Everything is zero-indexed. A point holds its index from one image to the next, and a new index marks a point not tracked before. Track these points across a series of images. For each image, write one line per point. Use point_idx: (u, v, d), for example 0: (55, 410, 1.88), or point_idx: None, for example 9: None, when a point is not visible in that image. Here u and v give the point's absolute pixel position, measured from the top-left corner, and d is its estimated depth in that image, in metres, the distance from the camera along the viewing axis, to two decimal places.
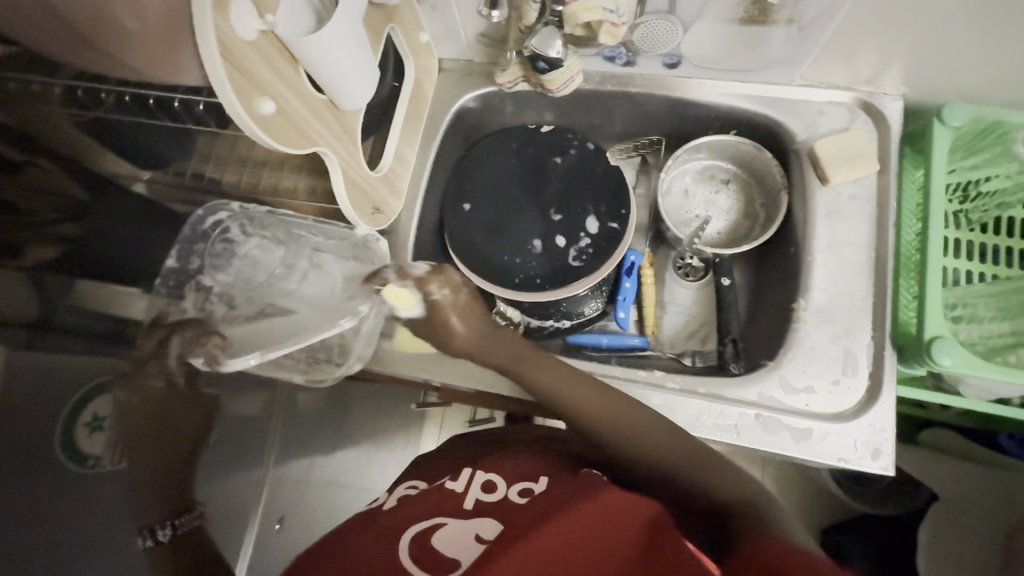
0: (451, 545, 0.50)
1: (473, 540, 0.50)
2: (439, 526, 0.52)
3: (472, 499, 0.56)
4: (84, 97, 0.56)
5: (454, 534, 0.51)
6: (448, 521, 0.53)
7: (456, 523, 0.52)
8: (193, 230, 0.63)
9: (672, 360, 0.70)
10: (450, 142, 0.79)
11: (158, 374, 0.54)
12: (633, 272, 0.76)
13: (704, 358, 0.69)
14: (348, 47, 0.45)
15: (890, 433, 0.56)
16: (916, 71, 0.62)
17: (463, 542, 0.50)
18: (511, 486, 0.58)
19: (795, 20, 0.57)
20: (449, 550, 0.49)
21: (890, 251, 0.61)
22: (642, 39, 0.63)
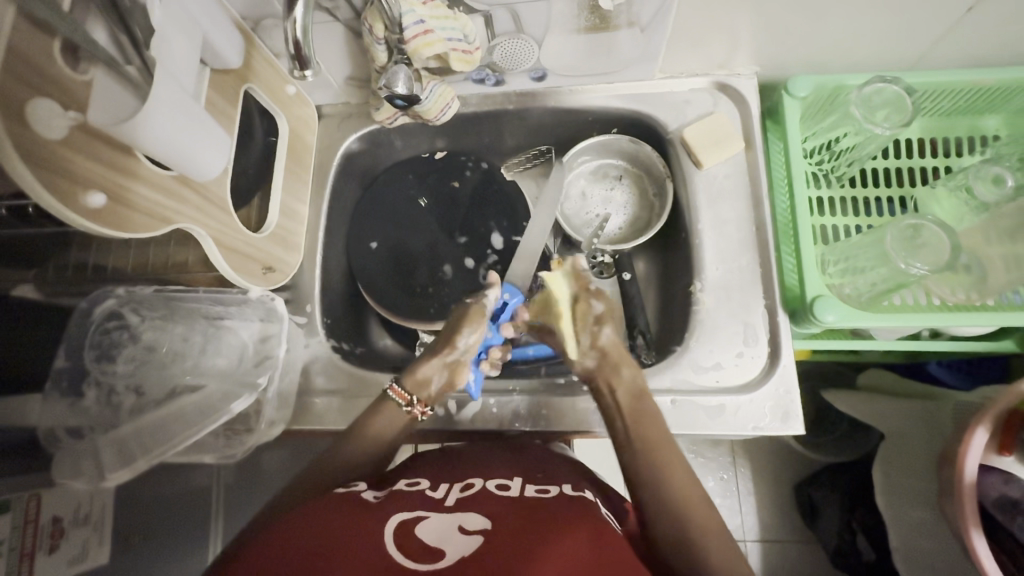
0: (433, 536, 0.42)
1: (454, 532, 0.43)
2: (420, 518, 0.44)
3: (451, 498, 0.48)
4: None
5: (437, 526, 0.44)
6: (430, 514, 0.45)
7: (440, 516, 0.45)
8: (80, 323, 0.60)
9: None
10: (346, 185, 0.79)
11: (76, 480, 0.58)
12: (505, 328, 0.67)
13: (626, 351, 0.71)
14: (180, 125, 0.44)
15: (795, 393, 0.59)
16: (759, 51, 0.66)
17: (445, 533, 0.43)
18: (488, 481, 0.51)
19: (634, 22, 0.60)
20: (435, 540, 0.42)
21: (767, 222, 0.64)
22: (503, 59, 0.65)
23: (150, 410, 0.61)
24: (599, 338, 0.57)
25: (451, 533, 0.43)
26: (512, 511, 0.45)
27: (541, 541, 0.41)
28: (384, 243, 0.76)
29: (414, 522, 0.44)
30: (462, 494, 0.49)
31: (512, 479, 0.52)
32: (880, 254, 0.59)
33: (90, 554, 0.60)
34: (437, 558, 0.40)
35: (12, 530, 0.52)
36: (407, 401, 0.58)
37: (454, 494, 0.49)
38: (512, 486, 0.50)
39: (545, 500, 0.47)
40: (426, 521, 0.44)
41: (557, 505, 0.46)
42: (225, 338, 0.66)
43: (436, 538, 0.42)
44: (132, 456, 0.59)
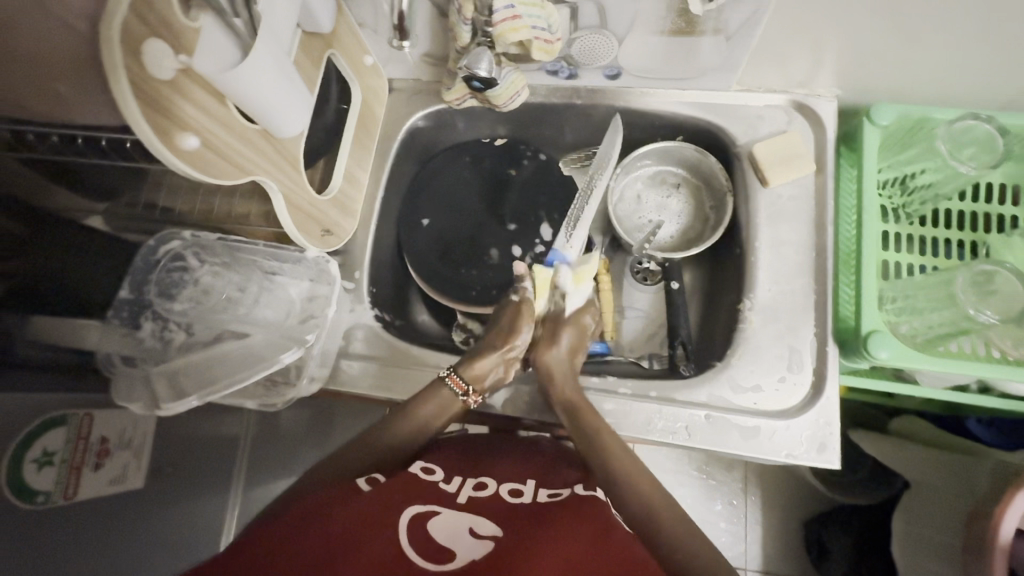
0: (444, 533, 0.45)
1: (466, 533, 0.46)
2: (433, 512, 0.47)
3: (463, 495, 0.51)
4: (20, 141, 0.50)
5: (448, 523, 0.46)
6: (442, 510, 0.48)
7: (450, 513, 0.48)
8: (146, 261, 0.64)
9: (631, 365, 0.70)
10: (405, 159, 0.80)
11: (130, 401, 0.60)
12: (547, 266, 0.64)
13: (660, 360, 0.70)
14: (274, 81, 0.45)
15: (835, 427, 0.58)
16: (845, 73, 0.64)
17: (456, 531, 0.46)
18: (501, 484, 0.54)
19: (721, 29, 0.59)
20: (445, 538, 0.45)
21: (828, 249, 0.63)
22: (580, 53, 0.65)
23: (200, 352, 0.62)
24: (556, 338, 0.61)
25: (462, 533, 0.46)
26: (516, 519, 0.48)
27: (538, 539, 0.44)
28: (436, 221, 0.77)
29: (427, 514, 0.47)
30: (474, 493, 0.52)
31: (526, 483, 0.54)
32: (945, 297, 0.57)
33: (128, 477, 0.63)
34: (447, 550, 0.43)
35: (66, 442, 0.56)
36: (464, 390, 0.60)
37: (466, 492, 0.52)
38: (523, 495, 0.52)
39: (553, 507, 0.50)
40: (437, 516, 0.47)
41: (561, 511, 0.49)
42: (278, 293, 0.67)
43: (447, 535, 0.45)
44: (183, 392, 0.59)
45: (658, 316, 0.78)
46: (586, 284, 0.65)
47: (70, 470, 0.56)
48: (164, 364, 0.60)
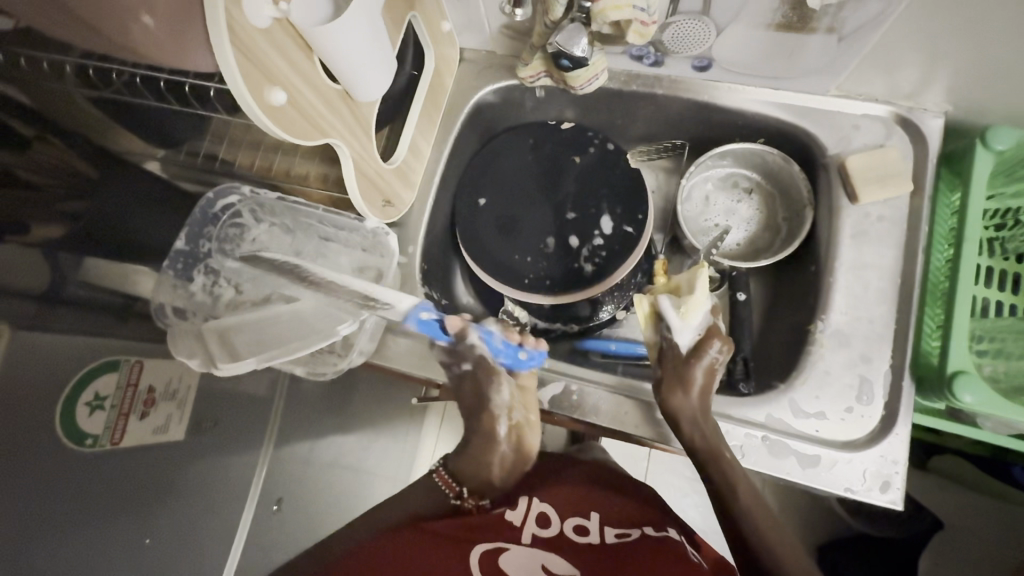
0: (519, 573, 0.48)
1: (540, 570, 0.49)
2: (503, 550, 0.51)
3: (528, 534, 0.54)
4: (96, 78, 0.53)
5: (520, 562, 0.50)
6: (510, 548, 0.51)
7: (521, 552, 0.51)
8: (205, 213, 0.65)
9: None
10: (467, 135, 0.77)
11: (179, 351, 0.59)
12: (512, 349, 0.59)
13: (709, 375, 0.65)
14: (365, 40, 0.43)
15: (901, 466, 0.55)
16: (961, 89, 0.59)
17: (531, 570, 0.49)
18: (564, 521, 0.57)
19: (836, 28, 0.54)
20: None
21: (916, 277, 0.58)
22: (672, 40, 0.60)
23: (252, 313, 0.62)
24: (699, 349, 0.58)
25: (536, 570, 0.49)
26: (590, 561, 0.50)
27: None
28: (493, 202, 0.75)
29: (498, 554, 0.50)
30: (540, 531, 0.55)
31: (588, 519, 0.57)
32: None
33: (171, 429, 0.61)
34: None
35: (116, 388, 0.56)
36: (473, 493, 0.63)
37: (531, 530, 0.55)
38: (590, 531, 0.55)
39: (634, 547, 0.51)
40: (509, 556, 0.50)
41: (639, 548, 0.50)
42: (330, 261, 0.66)
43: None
44: (239, 355, 0.58)
45: None
46: (697, 318, 0.59)
47: (118, 418, 0.55)
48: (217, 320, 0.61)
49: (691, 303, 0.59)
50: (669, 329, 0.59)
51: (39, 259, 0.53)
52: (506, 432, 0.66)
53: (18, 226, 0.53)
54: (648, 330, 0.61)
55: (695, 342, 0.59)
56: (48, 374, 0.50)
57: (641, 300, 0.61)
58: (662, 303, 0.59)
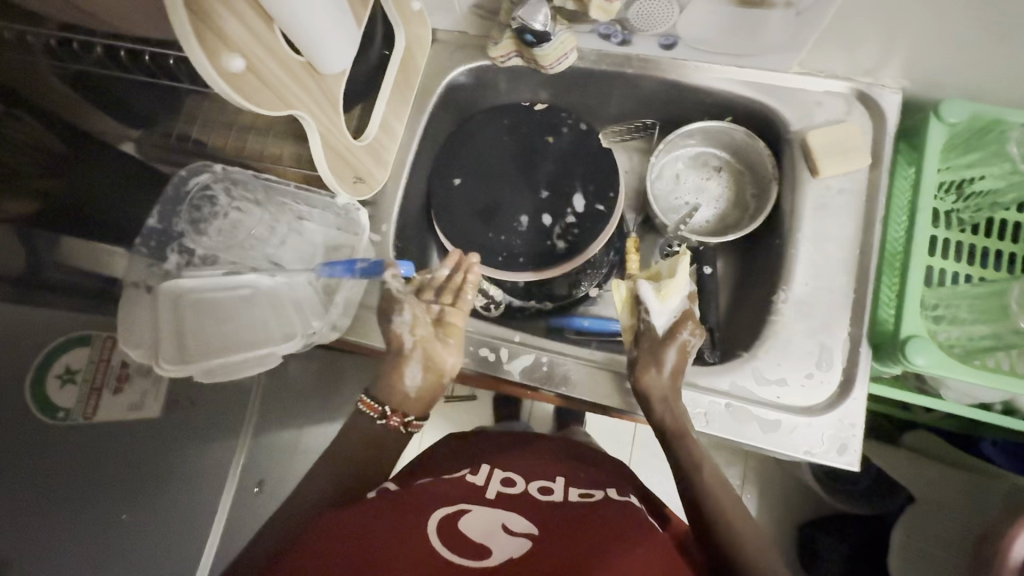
0: (477, 531, 0.46)
1: (498, 528, 0.47)
2: (463, 511, 0.48)
3: (491, 493, 0.53)
4: (59, 50, 0.49)
5: (479, 520, 0.47)
6: (472, 508, 0.49)
7: (481, 511, 0.49)
8: (176, 191, 0.64)
9: None
10: (442, 115, 0.78)
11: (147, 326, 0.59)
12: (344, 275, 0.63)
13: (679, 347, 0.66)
14: (324, 10, 0.44)
15: (858, 429, 0.56)
16: (917, 65, 0.61)
17: (490, 529, 0.46)
18: (529, 483, 0.55)
19: (792, 4, 0.55)
20: (480, 534, 0.45)
21: (874, 247, 0.60)
22: (638, 17, 0.62)
23: (217, 287, 0.61)
24: (673, 334, 0.58)
25: (496, 531, 0.46)
26: (555, 516, 0.49)
27: (580, 536, 0.45)
28: (468, 182, 0.75)
29: (458, 514, 0.47)
30: (503, 492, 0.53)
31: (555, 482, 0.56)
32: (995, 308, 0.55)
33: (146, 404, 0.63)
34: (478, 547, 0.44)
35: (88, 362, 0.58)
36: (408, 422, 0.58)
37: (495, 491, 0.53)
38: (555, 491, 0.54)
39: (597, 508, 0.50)
40: (470, 514, 0.48)
41: (604, 510, 0.50)
42: (305, 238, 0.66)
43: (481, 533, 0.46)
44: (187, 358, 0.58)
45: None
46: (674, 301, 0.61)
47: (89, 392, 0.57)
48: (173, 283, 0.60)
49: (672, 285, 0.60)
50: (646, 311, 0.60)
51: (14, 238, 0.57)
52: (417, 381, 0.58)
53: None
54: (626, 314, 0.62)
55: (671, 326, 0.60)
56: (20, 347, 0.53)
57: (619, 284, 0.63)
58: (641, 286, 0.60)
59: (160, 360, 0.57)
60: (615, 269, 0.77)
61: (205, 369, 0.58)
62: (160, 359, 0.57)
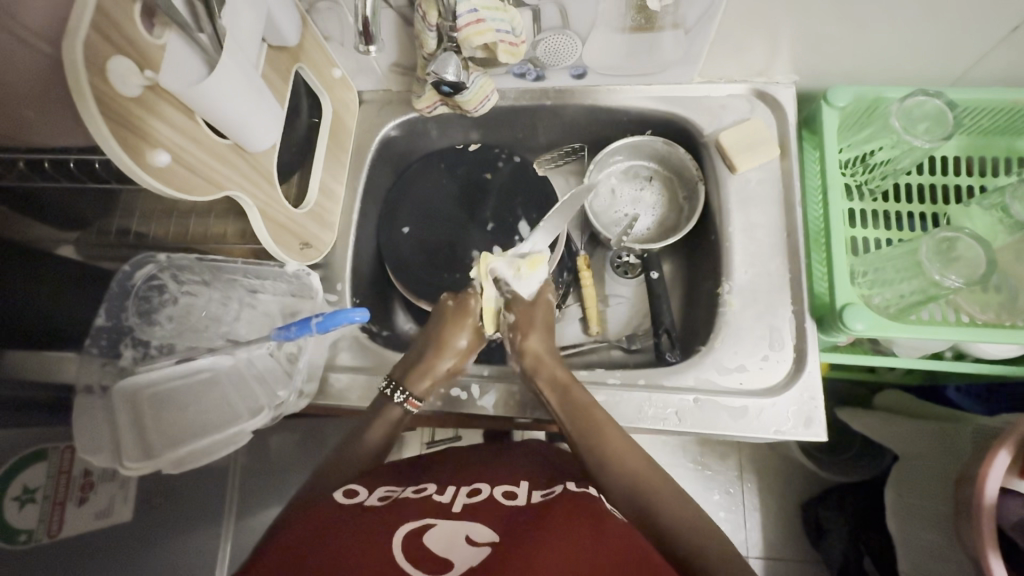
0: (440, 543, 0.44)
1: (462, 541, 0.44)
2: (429, 526, 0.46)
3: (457, 505, 0.50)
4: None
5: (445, 535, 0.45)
6: (438, 521, 0.47)
7: (447, 523, 0.46)
8: (121, 286, 0.62)
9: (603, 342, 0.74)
10: (380, 170, 0.80)
11: (104, 423, 0.57)
12: (305, 324, 0.58)
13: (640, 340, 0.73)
14: (244, 95, 0.46)
15: (819, 400, 0.59)
16: (800, 60, 0.67)
17: (451, 542, 0.44)
18: (494, 488, 0.53)
19: (679, 24, 0.61)
20: (442, 549, 0.43)
21: (799, 228, 0.65)
22: (546, 54, 0.66)
23: (177, 377, 0.60)
24: (525, 345, 0.62)
25: (459, 542, 0.44)
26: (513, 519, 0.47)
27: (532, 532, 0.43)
28: (415, 228, 0.77)
29: (423, 528, 0.45)
30: (468, 501, 0.51)
31: (518, 486, 0.53)
32: (912, 265, 0.59)
33: (115, 510, 0.61)
34: (439, 561, 0.42)
35: (47, 477, 0.56)
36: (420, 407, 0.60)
37: (461, 500, 0.51)
38: (519, 495, 0.51)
39: (553, 502, 0.48)
40: (434, 528, 0.45)
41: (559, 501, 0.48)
42: (259, 311, 0.67)
43: (443, 546, 0.44)
44: (151, 450, 0.57)
45: (642, 307, 0.79)
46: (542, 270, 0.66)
47: (51, 508, 0.56)
48: (128, 383, 0.58)
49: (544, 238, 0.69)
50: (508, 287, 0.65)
51: None
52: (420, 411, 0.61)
53: None
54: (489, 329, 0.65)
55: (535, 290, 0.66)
56: None
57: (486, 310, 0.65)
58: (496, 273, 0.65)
59: (124, 461, 0.56)
60: (571, 287, 0.77)
61: (173, 461, 0.57)
62: (123, 460, 0.56)
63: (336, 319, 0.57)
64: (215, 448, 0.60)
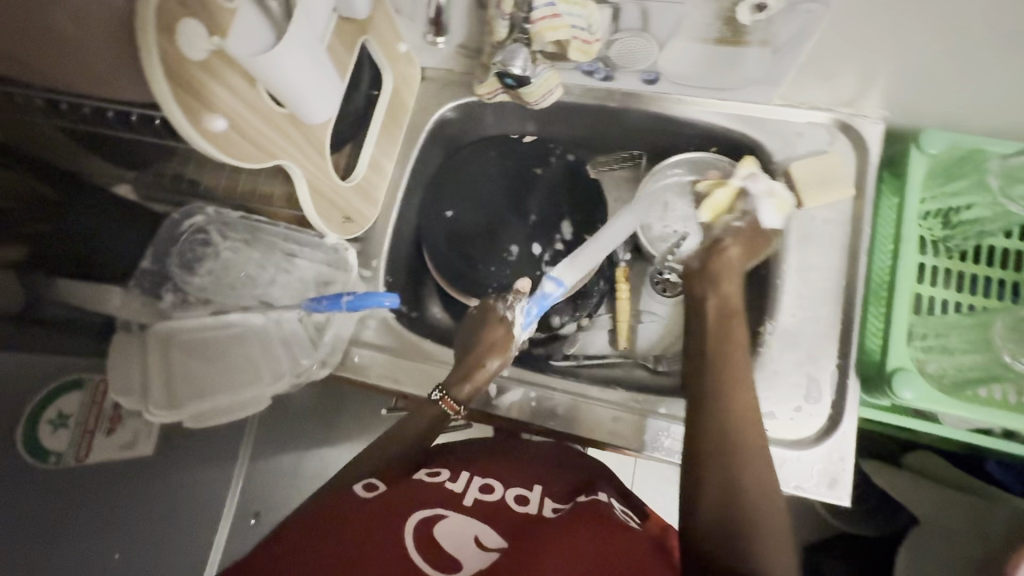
0: (451, 541, 0.44)
1: (471, 542, 0.44)
2: (440, 516, 0.46)
3: (469, 498, 0.50)
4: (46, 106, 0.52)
5: (456, 531, 0.45)
6: (448, 513, 0.47)
7: (458, 517, 0.47)
8: (170, 232, 0.65)
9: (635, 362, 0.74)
10: (431, 150, 0.79)
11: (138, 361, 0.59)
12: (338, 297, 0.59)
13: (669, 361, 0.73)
14: (306, 69, 0.45)
15: (848, 463, 0.56)
16: (895, 96, 0.61)
17: (463, 540, 0.44)
18: (507, 490, 0.53)
19: (768, 41, 0.56)
20: (453, 546, 0.43)
21: (858, 278, 0.60)
22: (619, 55, 0.62)
23: (209, 329, 0.63)
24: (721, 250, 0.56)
25: (468, 541, 0.44)
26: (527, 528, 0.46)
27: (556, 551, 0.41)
28: (458, 214, 0.76)
29: (435, 519, 0.45)
30: (480, 496, 0.51)
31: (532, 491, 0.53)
32: (980, 339, 0.56)
33: (139, 444, 0.63)
34: (450, 554, 0.42)
35: (81, 405, 0.58)
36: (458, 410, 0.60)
37: (472, 493, 0.51)
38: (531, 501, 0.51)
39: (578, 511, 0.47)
40: (444, 520, 0.46)
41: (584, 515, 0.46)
42: (295, 276, 0.67)
43: (453, 543, 0.44)
44: (176, 401, 0.60)
45: (676, 328, 0.76)
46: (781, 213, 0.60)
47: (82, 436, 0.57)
48: (162, 326, 0.62)
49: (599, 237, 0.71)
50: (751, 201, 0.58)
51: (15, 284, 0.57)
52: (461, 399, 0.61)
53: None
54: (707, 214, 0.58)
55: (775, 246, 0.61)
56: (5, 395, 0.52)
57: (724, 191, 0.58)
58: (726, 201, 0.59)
59: (150, 407, 0.59)
60: (606, 298, 0.76)
61: (194, 413, 0.60)
62: (150, 407, 0.59)
63: (366, 301, 0.58)
64: (238, 407, 0.63)
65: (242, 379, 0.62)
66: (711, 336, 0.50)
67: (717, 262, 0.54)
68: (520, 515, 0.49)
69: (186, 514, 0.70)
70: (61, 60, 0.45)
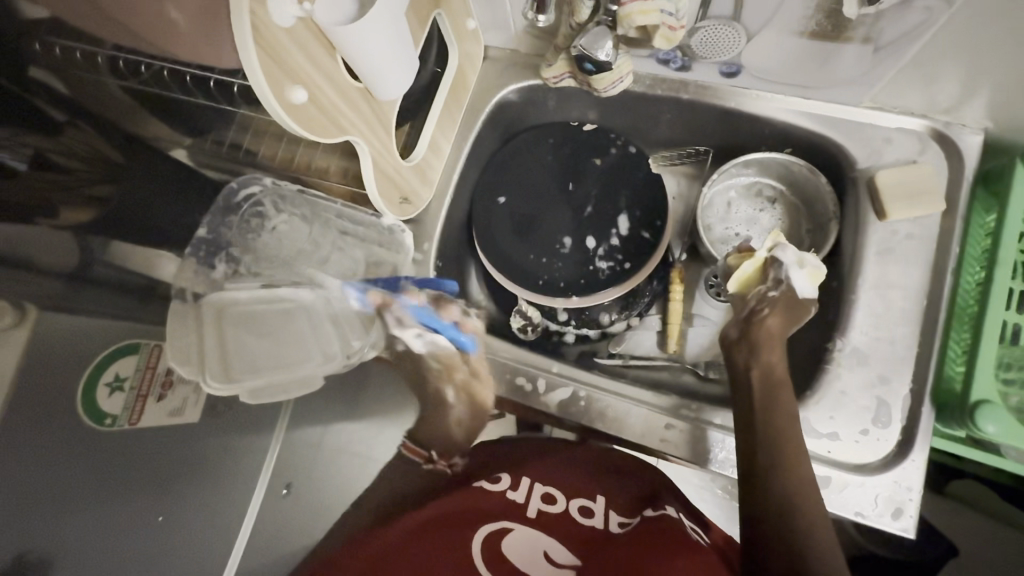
0: (522, 556, 0.51)
1: (541, 557, 0.51)
2: (508, 529, 0.53)
3: (533, 509, 0.56)
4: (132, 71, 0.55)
5: (526, 543, 0.52)
6: (515, 526, 0.53)
7: (525, 530, 0.53)
8: (227, 202, 0.65)
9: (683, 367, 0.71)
10: (488, 132, 0.77)
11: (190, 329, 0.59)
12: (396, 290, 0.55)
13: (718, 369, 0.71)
14: (387, 42, 0.43)
15: (916, 494, 0.53)
16: (1001, 106, 0.57)
17: (534, 554, 0.51)
18: (571, 499, 0.57)
19: (872, 38, 0.52)
20: (526, 561, 0.50)
21: (942, 300, 0.57)
22: (702, 45, 0.59)
23: (260, 301, 0.60)
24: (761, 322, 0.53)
25: (539, 558, 0.51)
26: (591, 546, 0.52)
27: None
28: (512, 201, 0.74)
29: (502, 533, 0.52)
30: (545, 506, 0.56)
31: (594, 500, 0.58)
32: None
33: (187, 410, 0.61)
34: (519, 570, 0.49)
35: (136, 369, 0.57)
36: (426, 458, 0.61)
37: (537, 504, 0.56)
38: (595, 512, 0.56)
39: (636, 530, 0.51)
40: (513, 534, 0.52)
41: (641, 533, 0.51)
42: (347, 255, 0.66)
43: (525, 557, 0.51)
44: (232, 374, 0.58)
45: None
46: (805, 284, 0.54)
47: (135, 400, 0.56)
48: (217, 296, 0.59)
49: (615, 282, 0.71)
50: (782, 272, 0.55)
51: (73, 242, 0.56)
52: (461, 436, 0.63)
53: (47, 209, 0.55)
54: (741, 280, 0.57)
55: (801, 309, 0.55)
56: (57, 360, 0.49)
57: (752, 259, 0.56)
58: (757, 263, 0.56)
59: (206, 378, 0.57)
60: (658, 299, 0.74)
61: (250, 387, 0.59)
62: (205, 377, 0.57)
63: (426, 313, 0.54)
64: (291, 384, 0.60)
65: (297, 358, 0.61)
66: (759, 399, 0.50)
67: (757, 331, 0.53)
68: (585, 528, 0.55)
69: (226, 487, 0.68)
70: (138, 19, 0.44)
